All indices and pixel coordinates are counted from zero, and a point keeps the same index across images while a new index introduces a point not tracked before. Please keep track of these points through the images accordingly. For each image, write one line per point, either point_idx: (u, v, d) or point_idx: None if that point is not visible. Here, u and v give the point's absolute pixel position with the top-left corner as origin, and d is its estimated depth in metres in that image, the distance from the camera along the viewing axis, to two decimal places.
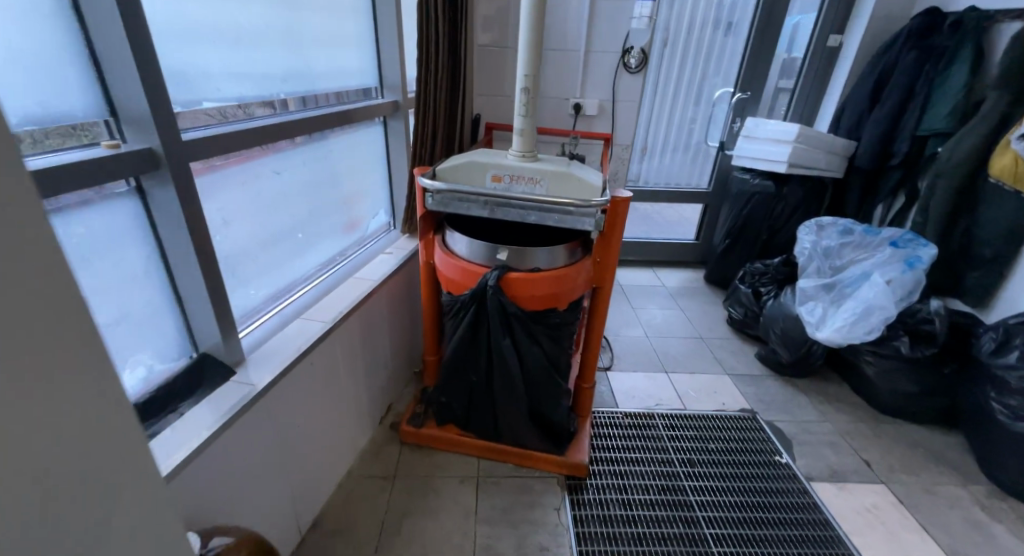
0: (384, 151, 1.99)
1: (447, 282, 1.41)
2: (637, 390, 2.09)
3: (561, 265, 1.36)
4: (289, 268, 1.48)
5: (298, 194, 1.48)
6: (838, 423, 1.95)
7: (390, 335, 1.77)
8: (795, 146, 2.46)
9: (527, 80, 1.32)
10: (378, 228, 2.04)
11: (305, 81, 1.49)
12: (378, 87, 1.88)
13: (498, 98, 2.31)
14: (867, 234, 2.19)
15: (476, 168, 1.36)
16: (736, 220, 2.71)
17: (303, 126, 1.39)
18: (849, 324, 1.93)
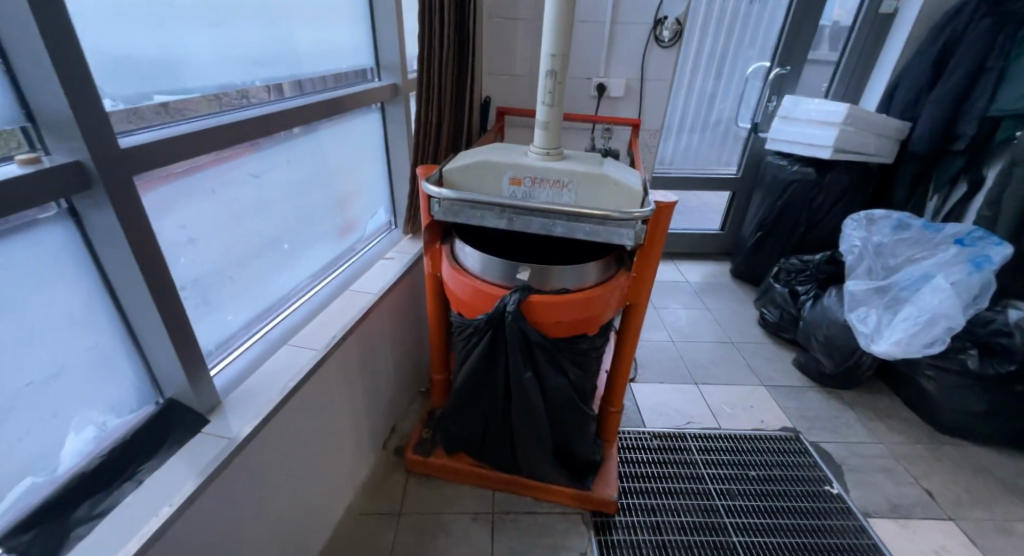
0: (381, 141, 1.76)
1: (457, 301, 1.21)
2: (666, 406, 1.90)
3: (591, 284, 1.14)
4: (273, 284, 1.27)
5: (281, 198, 1.27)
6: (891, 445, 1.78)
7: (392, 353, 1.58)
8: (843, 129, 2.20)
9: (553, 61, 1.07)
10: (377, 228, 1.82)
11: (286, 63, 1.25)
12: (374, 68, 1.64)
13: (510, 78, 2.07)
14: (926, 229, 1.96)
15: (490, 168, 1.14)
16: (771, 210, 2.48)
17: (283, 118, 1.16)
18: (911, 335, 1.72)
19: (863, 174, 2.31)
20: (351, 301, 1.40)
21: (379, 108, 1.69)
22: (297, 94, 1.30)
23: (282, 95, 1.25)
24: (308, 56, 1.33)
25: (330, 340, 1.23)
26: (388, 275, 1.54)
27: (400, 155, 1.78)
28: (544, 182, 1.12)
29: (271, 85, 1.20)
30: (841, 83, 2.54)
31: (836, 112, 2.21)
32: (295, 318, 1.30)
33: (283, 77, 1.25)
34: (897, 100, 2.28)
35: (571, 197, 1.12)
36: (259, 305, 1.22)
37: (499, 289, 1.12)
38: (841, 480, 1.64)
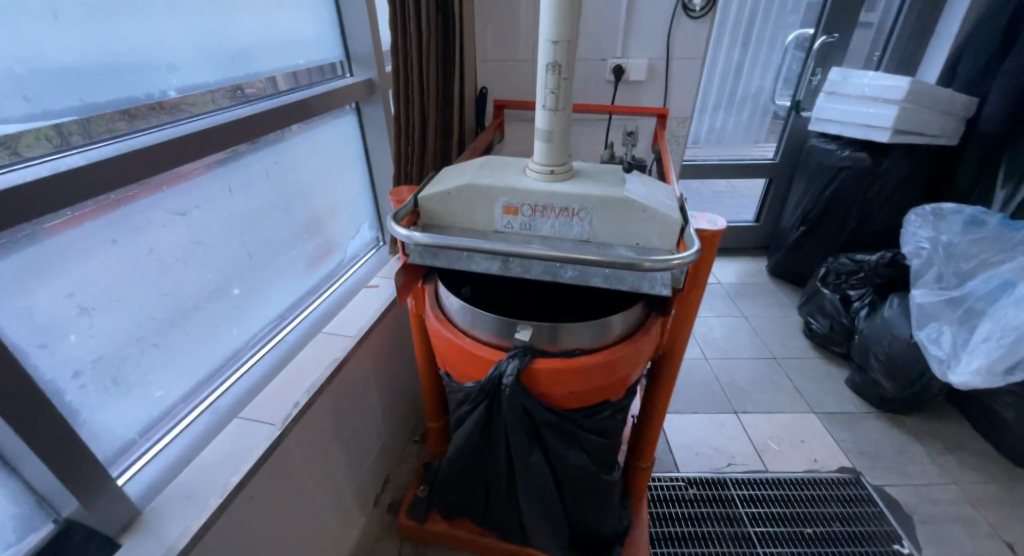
0: (359, 145, 1.48)
1: (444, 361, 0.96)
2: (701, 443, 1.65)
3: (614, 339, 0.88)
4: (218, 341, 1.03)
5: (224, 235, 1.01)
6: (964, 486, 1.46)
7: (376, 403, 1.34)
8: (903, 107, 1.84)
9: (555, 50, 0.77)
10: (360, 248, 1.56)
11: (220, 63, 0.97)
12: (343, 61, 1.35)
13: (510, 64, 1.81)
14: (1006, 226, 1.60)
15: (478, 194, 0.87)
16: (817, 204, 2.16)
17: (216, 136, 0.89)
18: (993, 360, 1.37)
19: (925, 155, 1.94)
20: (320, 350, 1.15)
21: (352, 108, 1.41)
22: (243, 102, 1.03)
23: (221, 106, 0.98)
24: (253, 51, 1.05)
25: (290, 412, 0.98)
26: (368, 312, 1.28)
27: (383, 161, 1.50)
28: (549, 211, 0.85)
29: (201, 93, 0.93)
30: (895, 53, 2.14)
31: (895, 88, 1.85)
32: (250, 381, 1.06)
33: (220, 81, 0.98)
34: (961, 70, 1.85)
35: (585, 228, 0.85)
36: (200, 372, 0.99)
37: (492, 353, 0.86)
38: (913, 536, 1.35)
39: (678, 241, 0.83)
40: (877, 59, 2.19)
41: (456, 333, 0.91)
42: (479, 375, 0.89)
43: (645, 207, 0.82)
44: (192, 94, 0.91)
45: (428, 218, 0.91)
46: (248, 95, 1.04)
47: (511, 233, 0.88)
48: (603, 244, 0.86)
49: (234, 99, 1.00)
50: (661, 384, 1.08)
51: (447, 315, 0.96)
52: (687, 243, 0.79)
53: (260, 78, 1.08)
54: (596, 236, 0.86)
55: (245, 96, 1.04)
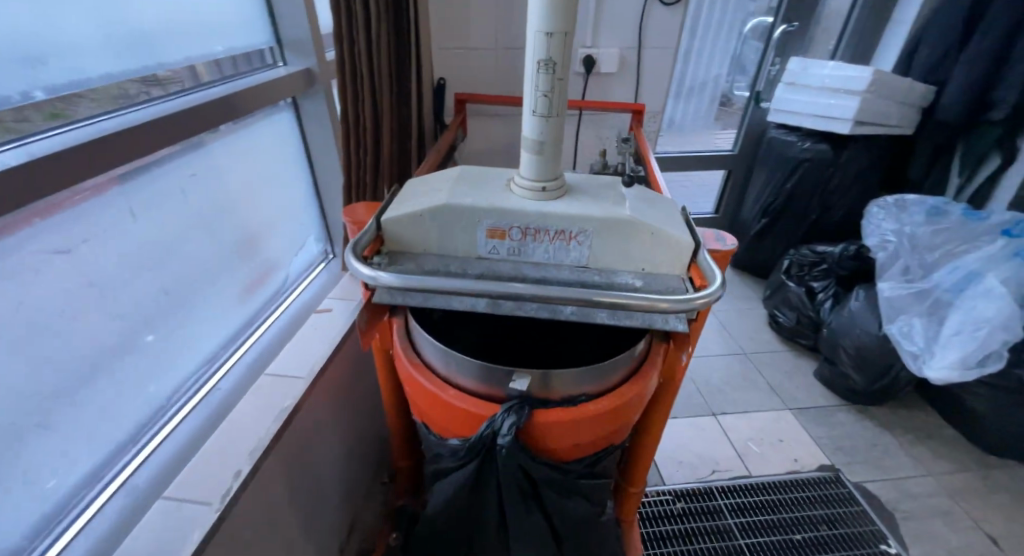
0: (300, 145, 1.27)
1: (422, 411, 0.82)
2: (684, 451, 1.59)
3: (619, 379, 0.77)
4: (127, 405, 0.83)
5: (124, 271, 0.80)
6: (940, 478, 1.52)
7: (337, 445, 1.15)
8: (865, 98, 1.83)
9: (549, 44, 0.62)
10: (305, 263, 1.35)
11: (101, 54, 0.76)
12: (274, 47, 1.13)
13: (471, 53, 1.64)
14: (969, 217, 1.64)
15: (455, 217, 0.72)
16: (778, 195, 2.15)
17: (100, 151, 0.69)
18: (969, 354, 1.40)
19: (884, 144, 1.98)
20: (260, 398, 0.95)
21: (289, 103, 1.19)
22: (139, 102, 0.82)
23: (108, 110, 0.77)
24: (148, 37, 0.84)
25: (229, 484, 0.79)
26: (321, 344, 1.09)
27: (330, 164, 1.29)
28: (542, 235, 0.72)
29: (74, 95, 0.72)
30: (851, 40, 2.16)
31: (857, 78, 1.84)
32: (172, 446, 0.85)
33: (105, 79, 0.77)
34: (919, 57, 1.87)
35: (584, 253, 0.73)
36: (104, 449, 0.79)
37: (482, 406, 0.72)
38: (897, 534, 1.37)
39: (688, 266, 0.72)
40: (830, 51, 2.23)
41: (437, 382, 0.76)
42: (468, 430, 0.75)
43: (653, 229, 0.70)
44: (63, 98, 0.70)
45: (395, 245, 0.75)
46: (145, 95, 0.83)
47: (497, 260, 0.75)
48: (605, 270, 0.74)
49: (124, 100, 0.80)
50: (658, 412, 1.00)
51: (423, 357, 0.81)
52: (706, 274, 0.69)
53: (160, 73, 0.86)
54: (597, 262, 0.73)
55: (139, 95, 0.82)
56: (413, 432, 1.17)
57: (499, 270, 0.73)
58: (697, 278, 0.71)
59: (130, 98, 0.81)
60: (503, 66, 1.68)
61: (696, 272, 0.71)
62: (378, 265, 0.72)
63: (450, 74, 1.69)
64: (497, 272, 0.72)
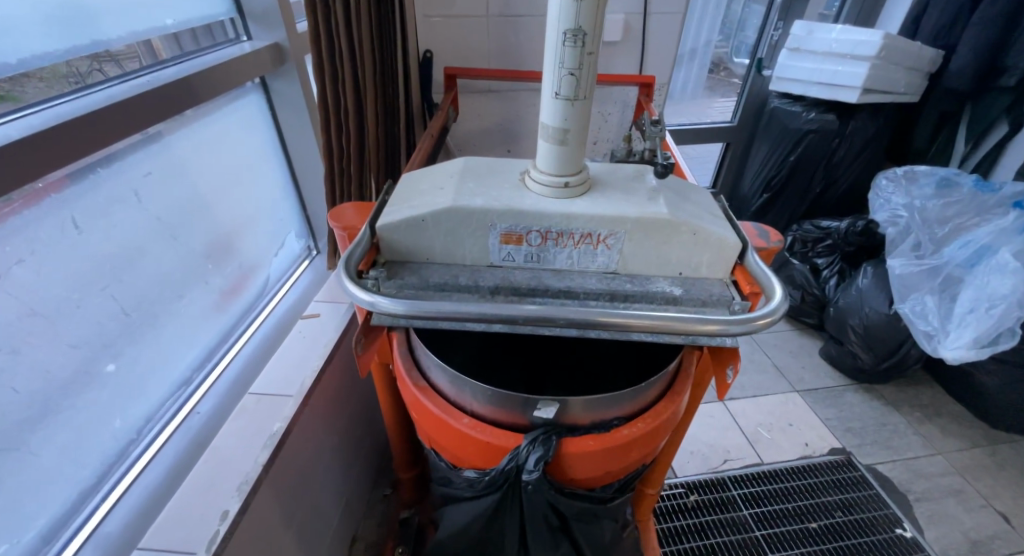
0: (272, 133, 1.13)
1: (431, 438, 0.73)
2: (693, 440, 1.53)
3: (653, 397, 0.69)
4: (88, 445, 0.72)
5: (70, 294, 0.69)
6: (950, 456, 1.50)
7: (334, 461, 1.05)
8: (874, 64, 1.71)
9: (579, 10, 0.52)
10: (287, 263, 1.23)
11: (21, 26, 0.62)
12: (235, 18, 0.99)
13: (460, 20, 1.50)
14: (979, 188, 1.57)
15: (463, 220, 0.61)
16: (780, 168, 2.06)
17: (18, 161, 0.55)
18: (983, 333, 1.35)
19: (889, 114, 1.89)
20: (241, 421, 0.84)
21: (258, 83, 1.05)
22: (71, 91, 0.70)
23: (42, 99, 0.66)
24: (76, 10, 0.70)
25: (216, 528, 0.70)
26: (309, 354, 0.97)
27: (306, 150, 1.15)
28: (566, 239, 0.62)
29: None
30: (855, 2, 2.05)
31: (865, 43, 1.70)
32: (145, 487, 0.75)
33: (50, 58, 0.67)
34: (927, 21, 1.76)
35: (613, 258, 0.63)
36: (64, 497, 0.69)
37: (502, 437, 0.64)
38: (911, 516, 1.35)
39: (732, 268, 0.64)
40: (834, 13, 2.11)
41: (448, 408, 0.67)
42: (484, 462, 0.67)
43: (696, 228, 0.60)
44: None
45: (393, 254, 0.65)
46: (106, 77, 0.75)
47: (513, 267, 0.65)
48: (637, 275, 0.64)
49: (83, 86, 0.71)
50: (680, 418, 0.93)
51: (429, 379, 0.71)
52: (758, 280, 0.59)
53: (114, 50, 0.75)
54: (628, 266, 0.64)
55: (100, 80, 0.74)
56: (414, 444, 1.05)
57: (517, 280, 0.63)
58: (745, 282, 0.61)
59: (79, 83, 0.71)
60: (495, 35, 1.53)
61: (742, 275, 0.62)
62: (374, 281, 0.61)
63: (438, 46, 1.54)
64: (514, 282, 0.62)
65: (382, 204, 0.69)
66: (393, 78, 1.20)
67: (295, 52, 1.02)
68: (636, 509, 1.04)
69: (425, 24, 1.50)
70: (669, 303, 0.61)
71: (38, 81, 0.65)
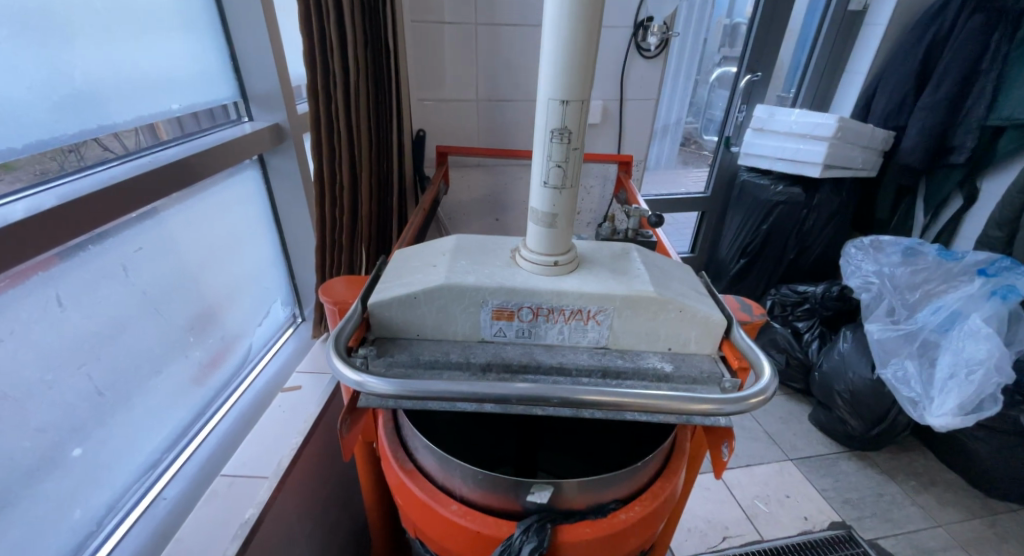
0: (266, 207, 1.16)
1: (416, 526, 0.69)
2: (690, 515, 1.47)
3: (646, 478, 0.67)
4: (42, 541, 0.66)
5: (43, 376, 0.66)
6: (951, 528, 1.46)
7: (308, 552, 0.97)
8: (832, 143, 1.85)
9: (564, 113, 0.57)
10: (271, 332, 1.21)
11: (31, 110, 0.65)
12: (239, 102, 1.04)
13: (452, 103, 1.60)
14: (943, 257, 1.66)
15: (455, 300, 0.62)
16: (755, 236, 2.14)
17: (8, 242, 0.55)
18: (967, 399, 1.37)
19: (852, 187, 2.02)
20: (214, 509, 0.79)
21: (255, 159, 1.09)
22: (62, 168, 0.70)
23: (43, 176, 0.67)
24: (86, 95, 0.72)
25: None
26: (290, 432, 0.93)
27: (299, 223, 1.17)
28: (556, 314, 0.63)
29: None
30: (810, 90, 2.24)
31: (822, 125, 1.85)
32: None
33: (61, 140, 0.69)
34: (876, 107, 1.93)
35: (604, 333, 0.64)
36: None
37: (494, 525, 0.61)
38: None
39: (720, 343, 0.65)
40: (791, 98, 2.30)
41: (435, 494, 0.64)
42: (474, 553, 0.63)
43: (682, 305, 0.62)
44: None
45: (383, 331, 0.64)
46: (104, 151, 0.76)
47: (504, 343, 0.65)
48: (627, 350, 0.65)
49: (86, 164, 0.73)
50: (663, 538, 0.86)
51: (416, 460, 0.69)
52: (745, 356, 0.61)
53: (123, 130, 0.79)
54: (619, 342, 0.64)
55: (103, 158, 0.76)
56: (397, 528, 0.99)
57: (508, 356, 0.63)
58: (733, 357, 0.62)
59: (74, 153, 0.71)
60: (484, 116, 1.63)
61: (729, 349, 0.63)
62: (363, 359, 0.61)
63: (430, 125, 1.62)
64: (504, 359, 0.62)
65: (374, 279, 0.70)
66: (388, 156, 1.26)
67: (294, 132, 1.06)
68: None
69: (420, 106, 1.59)
70: (660, 380, 0.61)
71: (43, 155, 0.67)
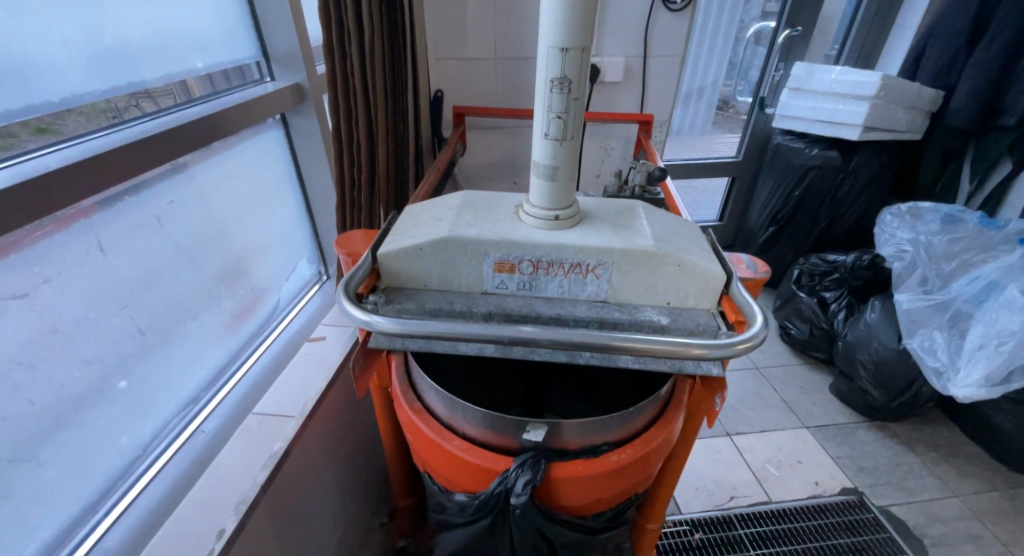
0: (290, 166, 1.20)
1: (424, 461, 0.74)
2: (699, 475, 1.51)
3: (640, 425, 0.70)
4: (97, 460, 0.75)
5: (89, 313, 0.73)
6: (968, 499, 1.45)
7: (332, 487, 1.06)
8: (874, 103, 1.75)
9: (564, 61, 0.57)
10: (298, 287, 1.27)
11: (64, 67, 0.69)
12: (261, 61, 1.06)
13: (471, 62, 1.58)
14: (985, 225, 1.57)
15: (459, 251, 0.65)
16: (786, 203, 2.07)
17: (49, 187, 0.61)
18: (994, 371, 1.32)
19: (893, 150, 1.91)
20: (245, 441, 0.87)
21: (278, 119, 1.12)
22: (102, 127, 0.75)
23: (80, 132, 0.72)
24: (119, 54, 0.77)
25: (212, 545, 0.71)
26: (314, 377, 1.00)
27: (321, 182, 1.21)
28: (556, 268, 0.65)
29: (15, 123, 0.64)
30: (855, 46, 2.10)
31: (864, 83, 1.74)
32: (147, 503, 0.76)
33: (95, 96, 0.74)
34: (926, 63, 1.80)
35: (603, 287, 0.65)
36: (70, 508, 0.71)
37: (492, 460, 0.65)
38: None
39: (720, 298, 0.66)
40: (835, 55, 2.16)
41: (440, 431, 0.69)
42: (475, 485, 0.68)
43: (681, 259, 0.63)
44: (37, 126, 0.66)
45: (393, 280, 0.68)
46: (140, 112, 0.82)
47: (507, 294, 0.67)
48: (626, 303, 0.66)
49: (119, 120, 0.78)
50: (661, 492, 0.89)
51: (424, 401, 0.73)
52: (742, 309, 0.61)
53: (151, 88, 0.83)
54: (618, 296, 0.66)
55: (136, 116, 0.81)
56: (412, 468, 1.05)
57: (509, 307, 0.65)
58: (730, 312, 0.63)
59: (116, 117, 0.78)
60: (503, 75, 1.61)
61: (727, 304, 0.64)
62: (373, 305, 0.65)
63: (447, 85, 1.62)
64: (506, 308, 0.65)
65: (385, 232, 0.73)
66: (404, 116, 1.27)
67: (313, 91, 1.09)
68: (635, 544, 1.00)
69: (439, 65, 1.59)
70: (657, 332, 0.63)
71: (78, 115, 0.72)
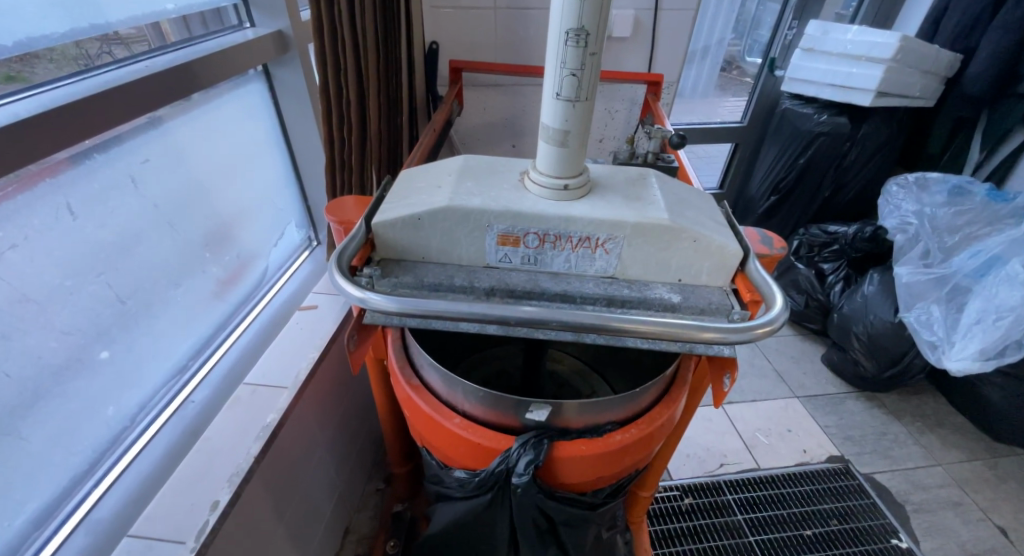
0: (275, 123, 1.12)
1: (422, 437, 0.73)
2: (691, 443, 1.52)
3: (644, 404, 0.68)
4: (82, 434, 0.72)
5: (63, 281, 0.68)
6: (950, 467, 1.49)
7: (327, 456, 1.05)
8: (890, 67, 1.66)
9: (582, 10, 0.52)
10: (287, 253, 1.22)
11: (21, 8, 0.62)
12: (239, 5, 0.97)
13: (470, 12, 1.48)
14: (992, 198, 1.54)
15: (462, 222, 0.60)
16: (790, 171, 2.02)
17: (18, 145, 0.55)
18: (989, 345, 1.33)
19: (903, 117, 1.85)
20: (235, 412, 0.84)
21: (261, 71, 1.04)
22: (73, 76, 0.69)
23: (53, 80, 0.66)
24: None
25: (205, 518, 0.70)
26: (306, 346, 0.97)
27: (309, 140, 1.13)
28: (564, 241, 0.61)
29: None
30: (871, 4, 2.01)
31: (881, 44, 1.65)
32: (138, 474, 0.75)
33: (60, 39, 0.67)
34: (946, 23, 1.72)
35: (612, 262, 0.62)
36: (55, 482, 0.69)
37: (493, 439, 0.63)
38: (907, 526, 1.34)
39: (733, 275, 0.63)
40: (849, 15, 2.07)
41: (439, 408, 0.66)
42: (475, 463, 0.66)
43: (697, 235, 0.59)
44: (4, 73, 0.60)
45: (389, 251, 0.64)
46: (112, 59, 0.74)
47: (510, 269, 0.64)
48: (635, 280, 0.63)
49: (91, 68, 0.71)
50: (656, 465, 0.88)
51: (422, 377, 0.71)
52: (758, 288, 0.59)
53: (122, 32, 0.76)
54: (627, 272, 0.63)
55: (107, 63, 0.74)
56: (407, 437, 1.04)
57: (512, 282, 0.62)
58: (745, 290, 0.60)
59: (87, 64, 0.71)
60: (504, 27, 1.51)
61: (742, 282, 0.61)
62: (368, 279, 0.61)
63: (443, 37, 1.52)
64: (509, 284, 0.61)
65: (379, 199, 0.68)
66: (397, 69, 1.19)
67: (298, 40, 1.00)
68: (628, 510, 1.01)
69: (434, 13, 1.48)
70: (667, 310, 0.60)
71: (48, 61, 0.66)
